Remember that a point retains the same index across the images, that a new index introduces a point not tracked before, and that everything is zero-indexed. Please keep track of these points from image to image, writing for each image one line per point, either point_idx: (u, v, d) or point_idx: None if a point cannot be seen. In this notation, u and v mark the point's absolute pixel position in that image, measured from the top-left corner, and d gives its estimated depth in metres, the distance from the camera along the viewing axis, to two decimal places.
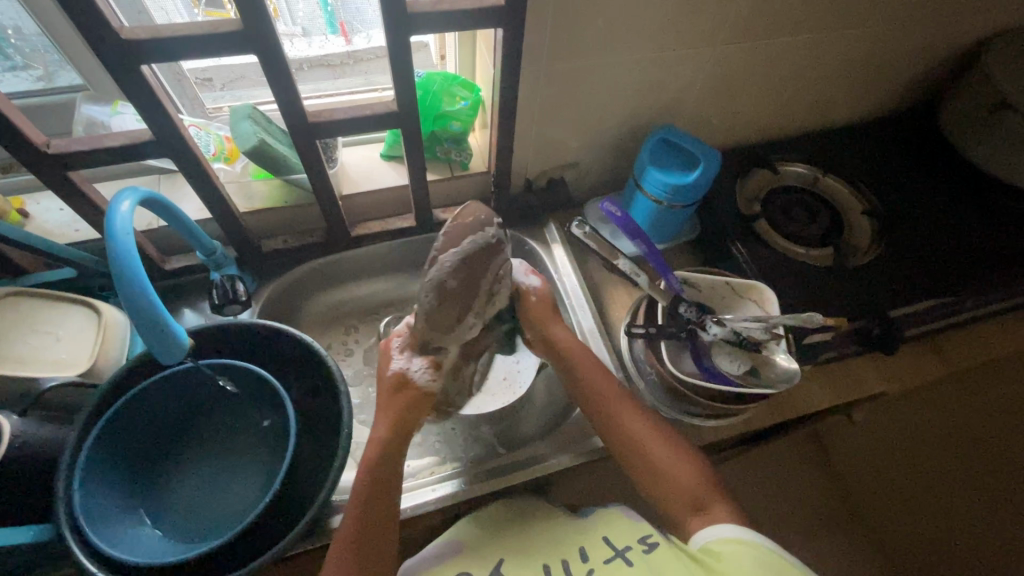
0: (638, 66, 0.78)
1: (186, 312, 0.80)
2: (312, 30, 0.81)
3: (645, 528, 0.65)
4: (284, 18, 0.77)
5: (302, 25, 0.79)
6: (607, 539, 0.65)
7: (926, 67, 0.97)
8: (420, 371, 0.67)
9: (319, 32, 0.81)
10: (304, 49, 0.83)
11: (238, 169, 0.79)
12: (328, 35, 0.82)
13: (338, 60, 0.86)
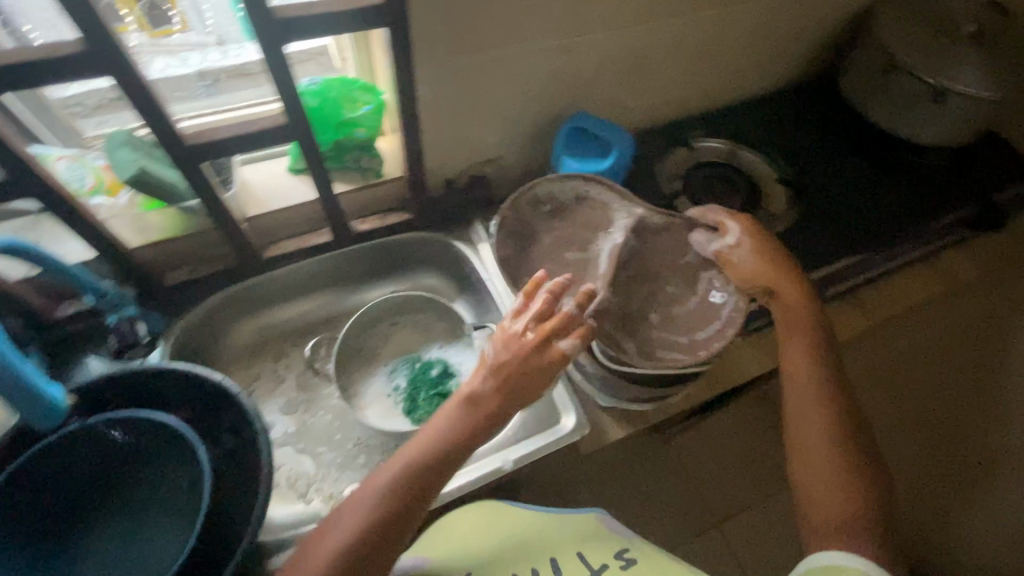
0: (540, 56, 0.76)
1: (90, 359, 0.73)
2: (227, 38, 0.70)
3: (617, 542, 0.65)
4: (194, 25, 0.66)
5: (215, 32, 0.68)
6: (583, 558, 0.64)
7: (825, 34, 1.00)
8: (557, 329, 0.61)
9: (235, 41, 0.70)
10: (217, 60, 0.72)
11: (123, 202, 0.73)
12: (244, 43, 0.71)
13: (259, 68, 0.74)
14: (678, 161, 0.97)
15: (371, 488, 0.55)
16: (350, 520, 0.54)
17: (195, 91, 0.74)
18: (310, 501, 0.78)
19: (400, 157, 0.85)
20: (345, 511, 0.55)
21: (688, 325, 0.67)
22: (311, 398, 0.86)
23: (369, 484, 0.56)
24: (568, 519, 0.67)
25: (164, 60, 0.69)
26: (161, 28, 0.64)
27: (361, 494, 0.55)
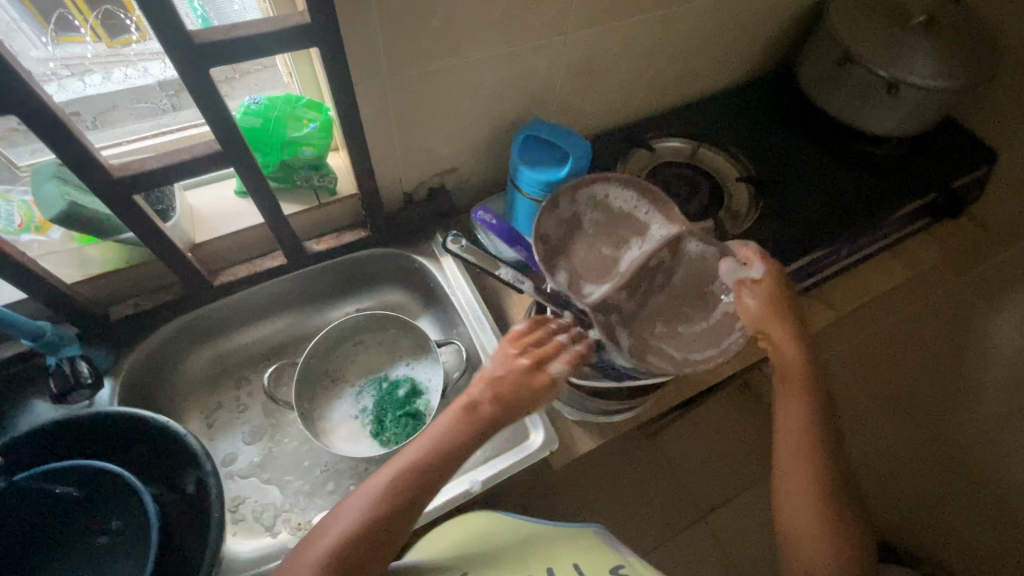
0: (488, 65, 0.74)
1: (33, 403, 0.70)
2: None
3: (615, 558, 0.60)
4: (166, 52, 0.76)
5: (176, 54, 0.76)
6: (578, 569, 0.59)
7: (778, 28, 1.00)
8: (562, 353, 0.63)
9: None
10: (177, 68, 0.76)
11: (55, 238, 0.71)
12: None
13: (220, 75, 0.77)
14: (640, 163, 0.96)
15: (359, 505, 0.57)
16: (335, 531, 0.55)
17: (164, 103, 0.78)
18: (279, 533, 0.75)
19: (352, 174, 0.83)
20: (332, 524, 0.56)
21: (687, 347, 0.68)
22: (276, 425, 0.84)
23: (359, 496, 0.58)
24: (568, 534, 0.65)
25: (124, 71, 0.75)
26: (116, 37, 0.73)
27: (351, 509, 0.57)
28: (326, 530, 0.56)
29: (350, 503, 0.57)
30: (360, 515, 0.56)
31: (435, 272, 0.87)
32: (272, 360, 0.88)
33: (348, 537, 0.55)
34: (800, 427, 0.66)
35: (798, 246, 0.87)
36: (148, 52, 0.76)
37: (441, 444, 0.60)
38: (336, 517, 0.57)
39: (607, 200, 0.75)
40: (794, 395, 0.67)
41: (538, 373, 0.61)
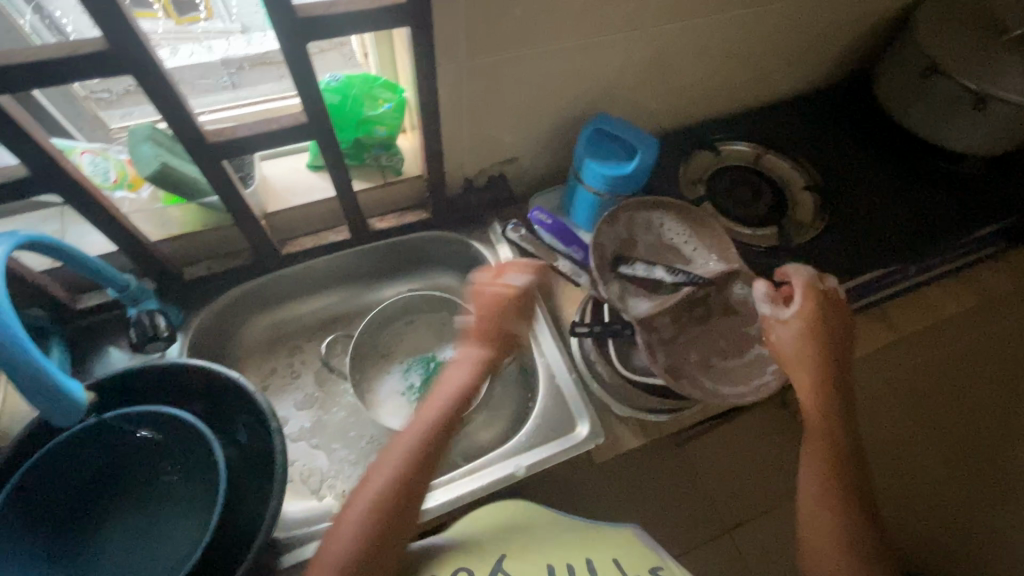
0: (564, 56, 0.74)
1: (111, 351, 0.75)
2: (251, 26, 0.77)
3: (654, 558, 0.61)
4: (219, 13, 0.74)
5: (239, 20, 0.76)
6: (618, 565, 0.61)
7: (858, 35, 0.97)
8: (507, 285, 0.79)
9: (258, 28, 0.77)
10: (242, 47, 0.78)
11: (145, 196, 0.74)
12: (267, 30, 0.77)
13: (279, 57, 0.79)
14: (703, 165, 0.95)
15: (383, 472, 0.62)
16: (361, 507, 0.60)
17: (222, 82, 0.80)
18: (323, 497, 0.78)
19: (419, 156, 0.85)
20: (358, 501, 0.60)
21: (722, 377, 0.69)
22: (325, 394, 0.86)
23: (380, 469, 0.63)
24: (608, 535, 0.66)
25: (190, 47, 0.75)
26: (186, 15, 0.72)
27: (374, 483, 0.61)
28: (347, 514, 0.60)
29: (370, 483, 0.61)
30: (386, 480, 0.61)
31: (490, 259, 0.88)
32: (325, 331, 0.91)
33: (379, 498, 0.60)
34: (828, 469, 0.64)
35: (862, 263, 0.85)
36: (213, 30, 0.75)
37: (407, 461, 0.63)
38: (356, 496, 0.61)
39: (662, 231, 0.78)
40: (823, 437, 0.65)
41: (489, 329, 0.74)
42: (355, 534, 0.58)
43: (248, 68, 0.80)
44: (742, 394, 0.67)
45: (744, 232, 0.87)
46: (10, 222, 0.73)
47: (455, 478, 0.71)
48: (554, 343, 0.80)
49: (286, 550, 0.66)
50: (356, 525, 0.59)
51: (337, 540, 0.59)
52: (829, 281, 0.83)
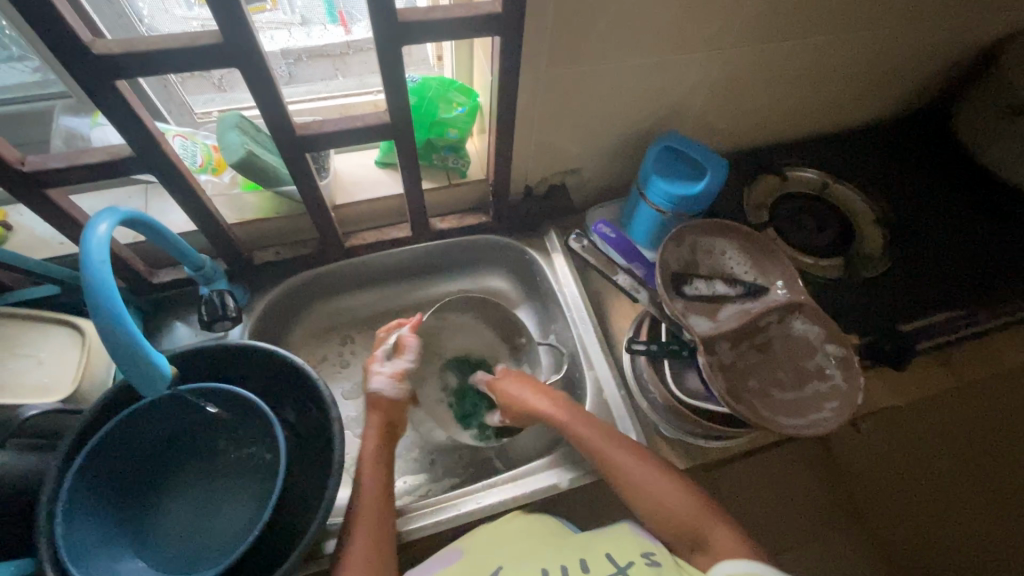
0: (641, 73, 0.74)
1: (178, 326, 0.78)
2: (311, 18, 0.79)
3: (646, 545, 0.60)
4: (281, 7, 0.75)
5: (300, 14, 0.77)
6: (611, 559, 0.59)
7: (940, 68, 0.93)
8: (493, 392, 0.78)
9: (318, 21, 0.79)
10: (302, 39, 0.81)
11: (225, 180, 0.78)
12: (327, 24, 0.80)
13: (338, 50, 0.86)
14: (768, 189, 0.93)
15: (371, 467, 0.65)
16: (375, 488, 0.63)
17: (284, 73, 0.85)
18: None
19: (485, 160, 0.87)
20: (361, 505, 0.62)
21: (781, 408, 0.67)
22: None
23: (362, 469, 0.65)
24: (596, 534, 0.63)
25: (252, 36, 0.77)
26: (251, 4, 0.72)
27: (366, 474, 0.64)
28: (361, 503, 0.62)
29: (362, 476, 0.65)
30: (377, 475, 0.65)
31: (545, 267, 0.88)
32: (377, 324, 0.91)
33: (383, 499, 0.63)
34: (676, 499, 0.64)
35: (928, 304, 0.82)
36: (275, 21, 0.77)
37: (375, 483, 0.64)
38: (358, 493, 0.63)
39: (724, 258, 0.77)
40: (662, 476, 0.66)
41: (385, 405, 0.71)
42: (366, 523, 0.60)
43: (307, 58, 0.86)
44: (800, 426, 0.65)
45: (807, 260, 0.85)
46: (100, 195, 0.77)
47: (499, 481, 0.71)
48: (604, 358, 0.80)
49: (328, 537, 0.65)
50: (376, 514, 0.61)
51: (365, 523, 0.60)
52: (892, 319, 0.81)
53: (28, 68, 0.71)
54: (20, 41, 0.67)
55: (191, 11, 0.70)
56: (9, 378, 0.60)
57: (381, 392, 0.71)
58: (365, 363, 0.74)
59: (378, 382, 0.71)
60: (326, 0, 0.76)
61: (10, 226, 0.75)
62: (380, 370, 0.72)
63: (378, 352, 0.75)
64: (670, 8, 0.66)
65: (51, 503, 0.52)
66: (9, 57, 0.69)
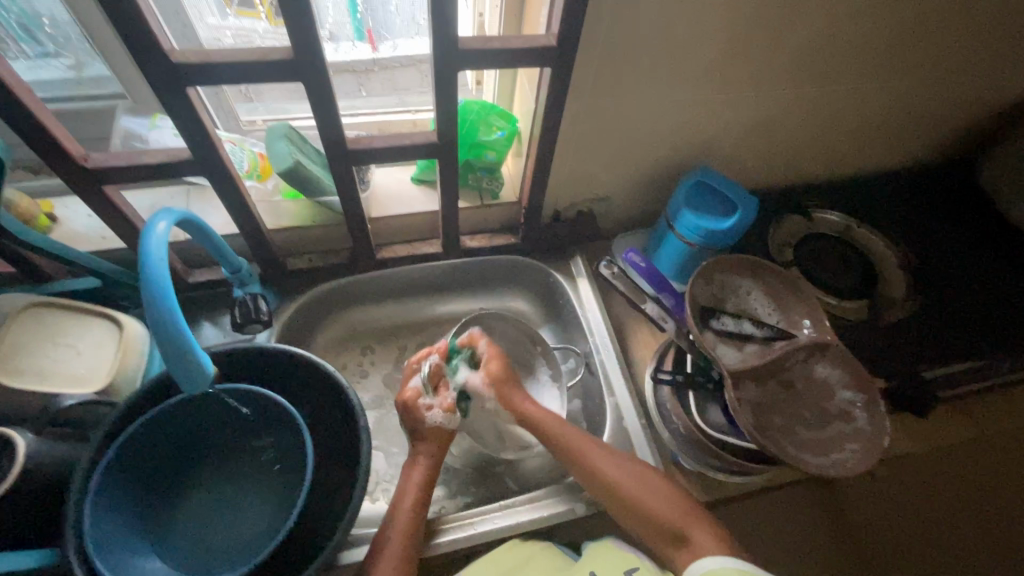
0: (678, 110, 0.77)
1: (206, 326, 0.79)
2: (338, 34, 0.79)
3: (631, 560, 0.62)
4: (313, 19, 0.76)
5: (329, 29, 0.78)
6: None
7: (965, 123, 0.96)
8: (433, 411, 0.71)
9: (345, 37, 0.80)
10: (330, 54, 0.82)
11: (268, 187, 0.81)
12: (354, 41, 0.81)
13: (363, 66, 0.85)
14: (792, 229, 0.94)
15: (409, 497, 0.66)
16: (411, 506, 0.65)
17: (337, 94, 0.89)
18: (376, 500, 0.77)
19: (518, 183, 0.89)
20: (395, 520, 0.64)
21: (805, 446, 0.67)
22: (392, 396, 0.86)
23: (403, 497, 0.66)
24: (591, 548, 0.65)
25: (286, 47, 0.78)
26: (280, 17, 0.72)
27: (404, 505, 0.65)
28: (396, 520, 0.64)
29: (404, 493, 0.67)
30: (416, 501, 0.66)
31: (569, 292, 0.89)
32: (398, 337, 0.92)
33: (416, 512, 0.65)
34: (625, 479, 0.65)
35: (950, 351, 0.83)
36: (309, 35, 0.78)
37: (411, 511, 0.65)
38: (394, 513, 0.65)
39: (749, 295, 0.78)
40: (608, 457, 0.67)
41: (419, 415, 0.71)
42: (401, 537, 0.62)
43: (333, 73, 0.85)
44: (823, 465, 0.65)
45: (831, 301, 0.86)
46: (147, 193, 0.80)
47: (516, 504, 0.70)
48: (627, 386, 0.80)
49: (345, 546, 0.66)
50: (409, 525, 0.63)
51: (395, 549, 0.62)
52: (913, 364, 0.82)
53: (64, 65, 0.74)
54: (61, 37, 0.71)
55: (225, 20, 0.74)
56: (47, 366, 0.61)
57: (438, 425, 0.72)
58: (406, 399, 0.72)
59: (434, 416, 0.71)
60: (356, 17, 0.77)
61: (54, 219, 0.77)
62: (431, 404, 0.72)
63: (416, 382, 0.74)
64: (711, 50, 0.68)
65: (80, 494, 0.53)
66: (46, 53, 0.72)
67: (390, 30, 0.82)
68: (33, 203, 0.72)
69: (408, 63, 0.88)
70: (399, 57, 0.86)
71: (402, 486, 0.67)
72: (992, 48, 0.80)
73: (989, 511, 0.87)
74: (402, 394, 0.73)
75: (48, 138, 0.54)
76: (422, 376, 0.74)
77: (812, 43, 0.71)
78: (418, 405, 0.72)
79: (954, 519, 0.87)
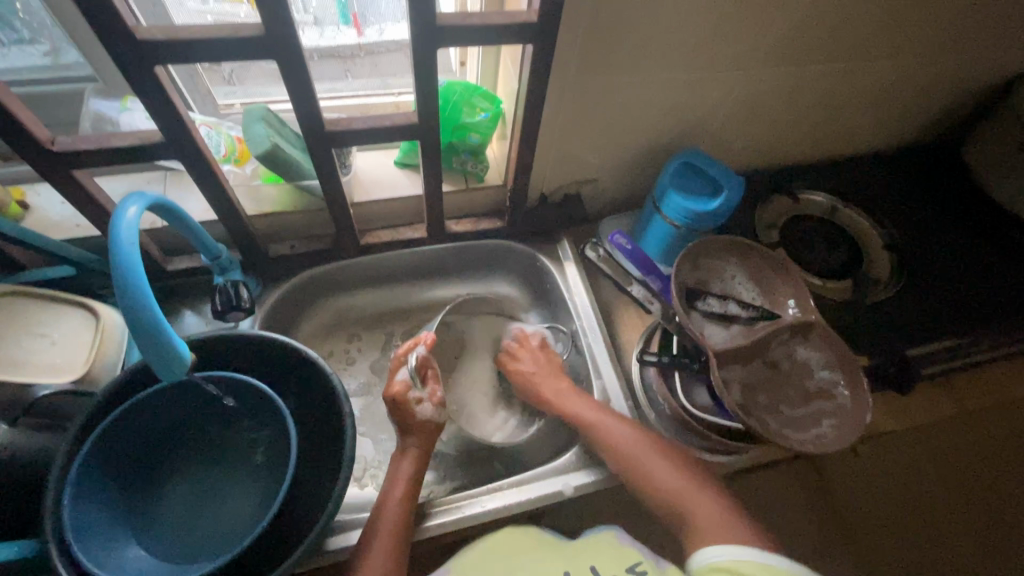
0: (663, 90, 0.76)
1: (187, 315, 0.78)
2: (323, 19, 0.79)
3: (633, 554, 0.60)
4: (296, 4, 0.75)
5: (314, 14, 0.77)
6: (594, 569, 0.59)
7: (950, 102, 0.95)
8: (422, 405, 0.71)
9: (330, 22, 0.79)
10: (315, 39, 0.80)
11: (247, 172, 0.79)
12: (339, 26, 0.80)
13: (349, 51, 0.85)
14: (779, 211, 0.94)
15: (400, 487, 0.66)
16: (401, 495, 0.65)
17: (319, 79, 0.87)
18: (365, 486, 0.77)
19: (503, 166, 0.88)
20: (385, 507, 0.64)
21: (788, 423, 0.68)
22: (379, 382, 0.85)
23: (393, 487, 0.66)
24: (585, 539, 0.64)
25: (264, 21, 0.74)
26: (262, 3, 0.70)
27: (395, 492, 0.65)
28: (386, 509, 0.64)
29: (395, 484, 0.66)
30: (407, 489, 0.66)
31: (556, 275, 0.88)
32: (384, 323, 0.91)
33: (407, 500, 0.65)
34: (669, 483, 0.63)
35: (935, 329, 0.84)
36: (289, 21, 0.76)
37: (399, 499, 0.65)
38: (384, 500, 0.65)
39: (733, 280, 0.78)
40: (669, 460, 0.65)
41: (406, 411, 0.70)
42: (390, 523, 0.62)
43: (318, 58, 0.84)
44: (804, 440, 0.66)
45: (817, 281, 0.86)
46: (123, 179, 0.78)
47: (503, 486, 0.69)
48: (614, 369, 0.80)
49: (332, 533, 0.66)
50: (397, 513, 0.63)
51: (383, 535, 0.62)
52: (899, 343, 0.82)
53: (40, 52, 0.72)
54: (34, 25, 0.69)
55: (205, 5, 0.71)
56: (21, 357, 0.59)
57: (428, 418, 0.71)
58: (395, 394, 0.70)
59: (425, 409, 0.71)
60: (340, 2, 0.76)
61: (26, 206, 0.75)
62: (420, 397, 0.71)
63: (403, 375, 0.72)
64: (696, 27, 0.67)
65: (59, 484, 0.52)
66: (21, 40, 0.71)
67: (377, 16, 0.80)
68: (2, 190, 0.70)
69: (392, 49, 0.86)
70: (384, 42, 0.85)
71: (392, 477, 0.67)
72: (979, 26, 0.79)
73: (969, 488, 0.89)
74: (389, 388, 0.72)
75: (11, 121, 0.52)
76: (409, 369, 0.72)
77: (799, 20, 0.70)
78: (407, 400, 0.70)
79: (935, 497, 0.88)
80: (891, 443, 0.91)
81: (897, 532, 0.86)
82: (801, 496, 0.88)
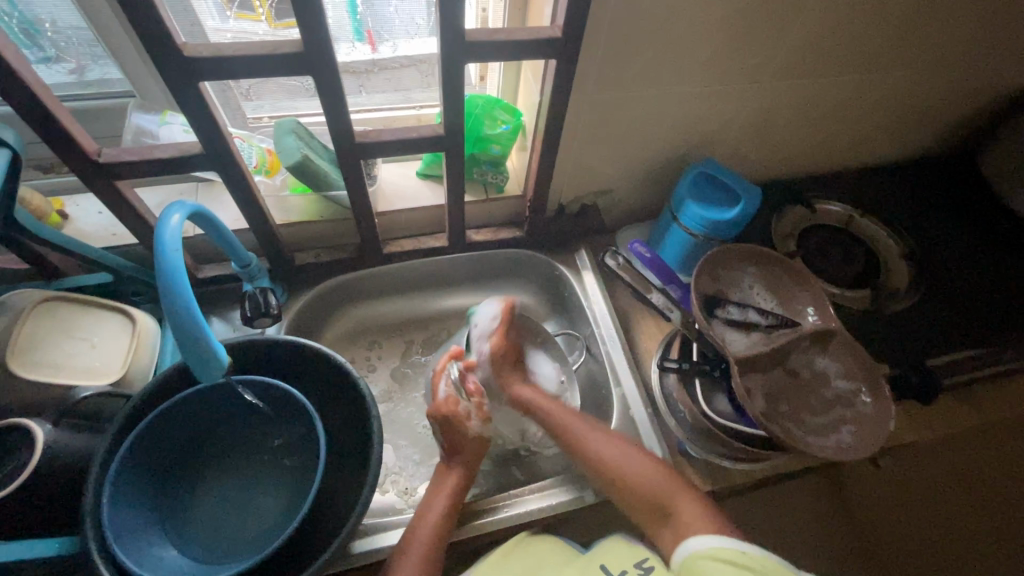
0: (682, 102, 0.77)
1: (215, 321, 0.80)
2: (339, 37, 0.81)
3: (641, 551, 0.62)
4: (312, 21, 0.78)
5: (331, 31, 0.79)
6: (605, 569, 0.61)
7: (967, 113, 0.96)
8: (472, 416, 0.71)
9: (345, 39, 0.81)
10: None
11: (276, 182, 0.82)
12: (354, 42, 0.82)
13: (363, 67, 0.86)
14: (797, 220, 0.95)
15: (444, 497, 0.67)
16: (443, 506, 0.66)
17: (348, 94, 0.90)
18: (386, 492, 0.77)
19: (523, 177, 0.90)
20: (424, 517, 0.65)
21: (809, 430, 0.68)
22: (400, 389, 0.87)
23: (436, 497, 0.67)
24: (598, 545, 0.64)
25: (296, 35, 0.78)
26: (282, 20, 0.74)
27: (438, 504, 0.66)
28: (423, 521, 0.64)
29: (437, 497, 0.67)
30: (450, 505, 0.66)
31: (574, 284, 0.89)
32: (405, 330, 0.92)
33: (451, 511, 0.65)
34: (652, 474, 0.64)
35: (954, 338, 0.84)
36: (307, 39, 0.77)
37: (442, 514, 0.65)
38: (428, 503, 0.66)
39: (751, 290, 0.78)
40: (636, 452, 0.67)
41: (449, 422, 0.69)
42: (427, 536, 0.63)
43: None
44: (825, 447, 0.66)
45: (835, 290, 0.86)
46: (158, 190, 0.81)
47: (526, 493, 0.70)
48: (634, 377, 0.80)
49: (357, 536, 0.67)
50: (437, 522, 0.64)
51: (418, 543, 0.63)
52: (919, 352, 0.82)
53: (66, 70, 0.75)
54: (62, 42, 0.72)
55: (224, 23, 0.74)
56: (63, 359, 0.62)
57: (476, 434, 0.71)
58: (445, 410, 0.69)
59: (474, 424, 0.71)
60: (355, 18, 0.78)
61: (66, 216, 0.78)
62: (469, 411, 0.71)
63: (446, 390, 0.72)
64: (714, 41, 0.69)
65: (98, 482, 0.54)
66: (48, 58, 0.74)
67: (390, 31, 0.82)
68: (44, 200, 0.73)
69: (406, 64, 0.88)
70: (398, 58, 0.86)
71: (436, 487, 0.68)
72: (994, 38, 0.80)
73: (996, 505, 0.88)
74: (435, 403, 0.71)
75: (63, 134, 0.55)
76: (451, 383, 0.73)
77: (816, 33, 0.72)
78: (458, 414, 0.70)
79: (960, 512, 0.87)
80: (915, 456, 0.90)
81: (921, 547, 0.85)
82: (822, 506, 0.88)
